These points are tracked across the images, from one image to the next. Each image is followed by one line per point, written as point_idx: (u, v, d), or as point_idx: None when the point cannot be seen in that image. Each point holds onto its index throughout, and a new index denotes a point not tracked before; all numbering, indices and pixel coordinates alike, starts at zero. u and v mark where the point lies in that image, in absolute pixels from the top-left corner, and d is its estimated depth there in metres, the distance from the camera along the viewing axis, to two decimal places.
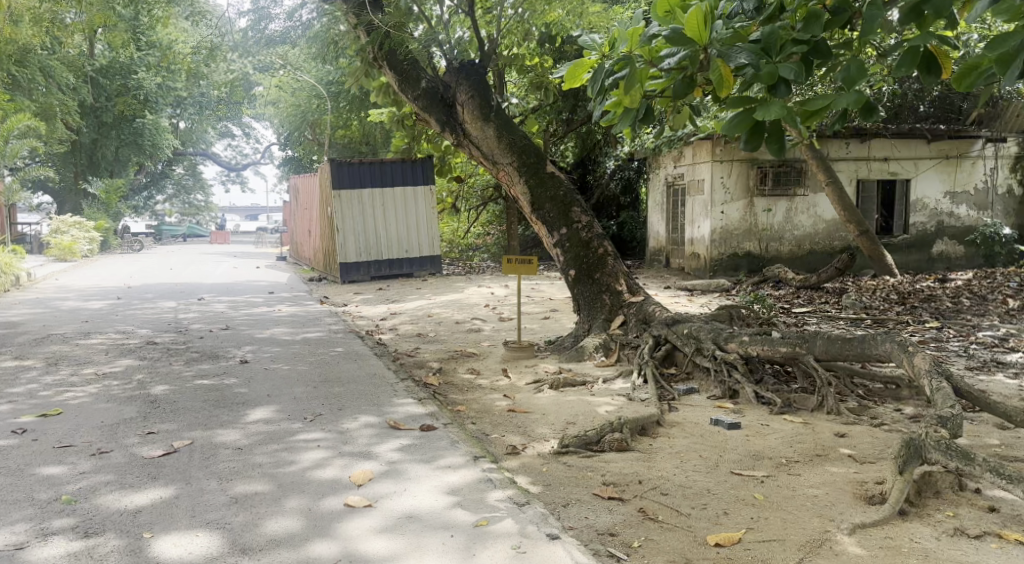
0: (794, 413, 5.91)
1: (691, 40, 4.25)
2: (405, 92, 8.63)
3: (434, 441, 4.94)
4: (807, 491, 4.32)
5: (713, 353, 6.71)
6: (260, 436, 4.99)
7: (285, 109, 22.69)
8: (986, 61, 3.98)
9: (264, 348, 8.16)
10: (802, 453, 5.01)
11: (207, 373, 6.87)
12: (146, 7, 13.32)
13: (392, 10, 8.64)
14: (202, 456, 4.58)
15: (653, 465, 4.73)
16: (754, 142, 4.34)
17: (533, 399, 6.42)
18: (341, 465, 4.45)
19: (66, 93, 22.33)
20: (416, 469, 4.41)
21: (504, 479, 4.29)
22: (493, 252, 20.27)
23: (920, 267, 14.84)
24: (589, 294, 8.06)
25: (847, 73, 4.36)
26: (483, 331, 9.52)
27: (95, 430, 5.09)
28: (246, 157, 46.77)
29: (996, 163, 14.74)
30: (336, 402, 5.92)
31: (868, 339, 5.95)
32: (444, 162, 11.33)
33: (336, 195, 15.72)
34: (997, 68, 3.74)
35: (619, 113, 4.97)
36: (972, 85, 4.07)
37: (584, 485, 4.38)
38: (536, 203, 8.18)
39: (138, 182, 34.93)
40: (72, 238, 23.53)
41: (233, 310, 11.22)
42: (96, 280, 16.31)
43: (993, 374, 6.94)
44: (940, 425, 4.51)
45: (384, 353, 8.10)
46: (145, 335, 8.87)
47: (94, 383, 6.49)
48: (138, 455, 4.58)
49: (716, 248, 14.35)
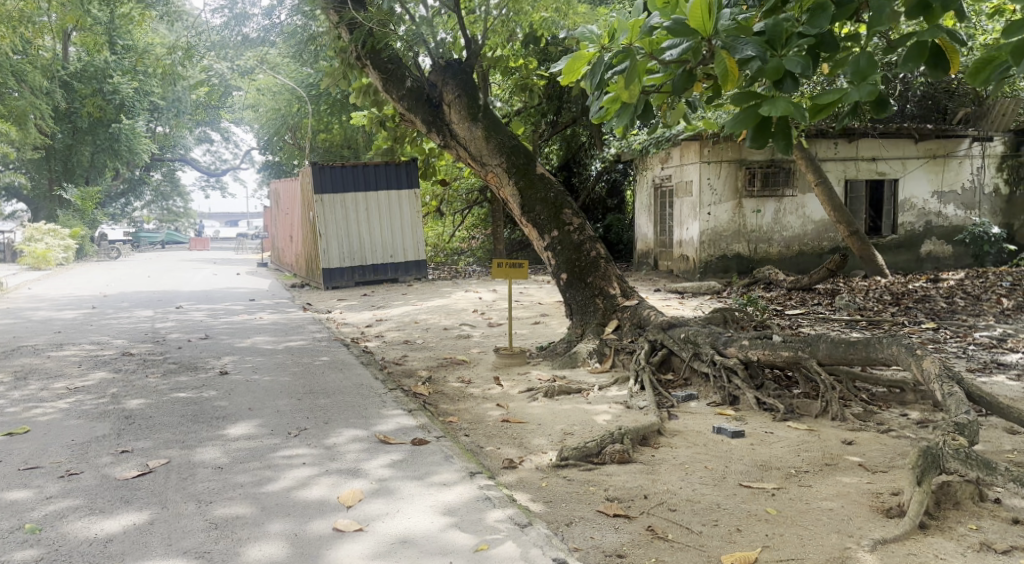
0: (797, 420, 5.73)
1: (695, 30, 4.02)
2: (389, 92, 8.36)
3: (426, 456, 4.68)
4: (822, 505, 4.11)
5: (711, 358, 6.52)
6: (241, 454, 4.71)
7: (264, 113, 22.31)
8: (1000, 53, 3.79)
9: (246, 359, 7.85)
10: (811, 463, 4.81)
11: (185, 385, 6.56)
12: (120, 7, 13.01)
13: (376, 8, 8.36)
14: (180, 476, 4.29)
15: (657, 479, 4.50)
16: (760, 140, 4.13)
17: (528, 408, 6.17)
18: (329, 484, 4.18)
19: (37, 97, 21.82)
20: (408, 487, 4.14)
21: (502, 497, 4.04)
22: (479, 256, 19.93)
23: (909, 268, 14.78)
24: (581, 297, 7.84)
25: (857, 66, 4.16)
26: (473, 337, 9.25)
27: (65, 450, 4.78)
28: (225, 162, 45.92)
29: (983, 162, 14.70)
30: (321, 415, 5.63)
31: (873, 342, 5.67)
32: (429, 165, 10.96)
33: (317, 199, 15.39)
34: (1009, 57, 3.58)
35: (617, 109, 4.76)
36: (989, 79, 3.87)
37: (587, 502, 4.14)
38: (526, 204, 7.95)
39: (113, 188, 34.38)
40: (47, 246, 23.04)
41: (212, 319, 10.88)
42: (70, 289, 15.86)
43: (994, 375, 6.79)
44: (957, 432, 4.30)
45: (372, 362, 7.83)
46: (120, 346, 8.52)
47: (64, 398, 6.16)
48: (110, 477, 4.29)
49: (705, 251, 14.20)
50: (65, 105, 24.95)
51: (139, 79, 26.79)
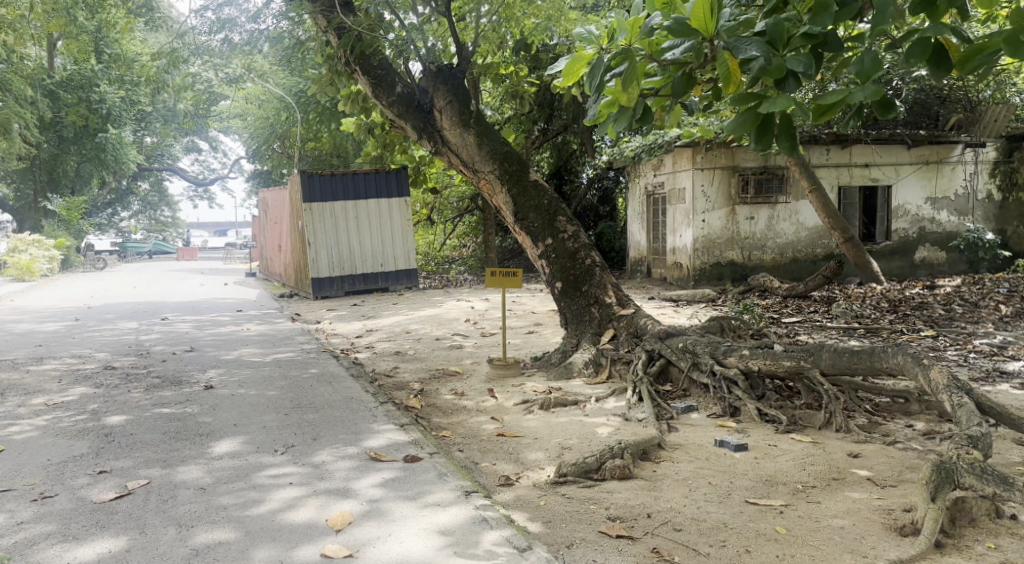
0: (801, 432, 5.57)
1: (696, 30, 3.87)
2: (379, 98, 8.16)
3: (419, 474, 4.49)
4: (833, 522, 3.95)
5: (711, 368, 6.36)
6: (225, 473, 4.51)
7: (252, 122, 22.08)
8: (996, 42, 3.87)
9: (233, 372, 7.63)
10: (818, 477, 4.65)
11: (167, 401, 6.34)
12: (105, 14, 12.82)
13: (365, 13, 8.18)
14: (160, 498, 4.09)
15: (660, 496, 4.33)
16: (764, 141, 4.00)
17: (523, 421, 5.99)
18: (317, 506, 3.99)
19: (22, 106, 21.51)
20: (400, 508, 3.95)
21: (500, 519, 3.85)
22: (471, 264, 19.68)
23: (904, 274, 14.69)
24: (576, 307, 7.67)
25: (860, 65, 4.00)
26: (465, 348, 9.06)
27: (39, 471, 4.57)
28: (213, 172, 45.51)
29: (977, 168, 14.69)
30: (309, 431, 5.43)
31: (877, 351, 5.49)
32: (418, 172, 10.72)
33: (306, 207, 15.20)
34: (1007, 47, 3.91)
35: (615, 111, 4.59)
36: (978, 67, 3.92)
37: (587, 521, 3.97)
38: (519, 212, 7.80)
39: (100, 198, 34.02)
40: (31, 257, 22.71)
41: (199, 330, 10.64)
42: (53, 300, 15.54)
43: (998, 384, 6.65)
44: (971, 446, 4.13)
45: (362, 374, 7.62)
46: (103, 360, 8.29)
47: (41, 415, 5.93)
48: (86, 500, 4.08)
49: (698, 258, 14.06)
50: (51, 115, 24.64)
51: (126, 88, 26.53)
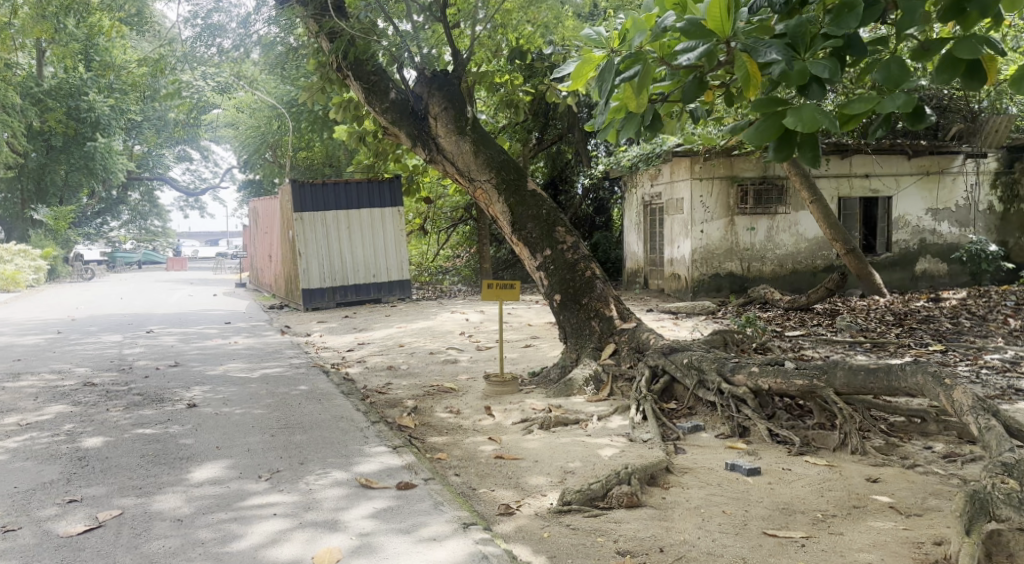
0: (815, 455, 5.30)
1: (711, 31, 3.59)
2: (371, 104, 7.86)
3: (414, 503, 4.19)
4: (859, 557, 3.67)
5: (718, 386, 6.09)
6: (206, 502, 4.20)
7: (243, 131, 21.81)
8: None
9: (219, 389, 7.30)
10: (838, 505, 4.37)
11: (148, 421, 6.01)
12: (92, 19, 12.48)
13: (359, 18, 7.94)
14: (133, 532, 3.78)
15: (672, 527, 4.04)
16: (785, 151, 3.74)
17: (523, 442, 5.69)
18: (304, 540, 3.69)
19: (8, 115, 21.13)
20: (394, 543, 3.65)
21: (502, 555, 3.56)
22: (465, 275, 19.41)
23: (904, 286, 14.50)
24: (576, 321, 7.40)
25: (887, 72, 3.74)
26: (460, 362, 8.76)
27: (4, 499, 4.25)
28: (204, 182, 45.06)
29: (977, 179, 14.52)
30: (296, 455, 5.12)
31: (896, 371, 5.16)
32: (411, 181, 10.43)
33: (297, 217, 14.89)
34: None
35: (623, 118, 4.33)
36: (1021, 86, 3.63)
37: (595, 557, 3.68)
38: (517, 221, 7.52)
39: (88, 207, 33.60)
40: (16, 267, 22.28)
41: (184, 344, 10.27)
42: (36, 312, 15.11)
43: (1014, 402, 6.42)
44: (1006, 474, 3.81)
45: (353, 391, 7.31)
46: (82, 376, 7.92)
47: (14, 436, 5.60)
48: (51, 534, 3.77)
49: (697, 270, 13.82)
50: (37, 123, 24.29)
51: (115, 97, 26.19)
